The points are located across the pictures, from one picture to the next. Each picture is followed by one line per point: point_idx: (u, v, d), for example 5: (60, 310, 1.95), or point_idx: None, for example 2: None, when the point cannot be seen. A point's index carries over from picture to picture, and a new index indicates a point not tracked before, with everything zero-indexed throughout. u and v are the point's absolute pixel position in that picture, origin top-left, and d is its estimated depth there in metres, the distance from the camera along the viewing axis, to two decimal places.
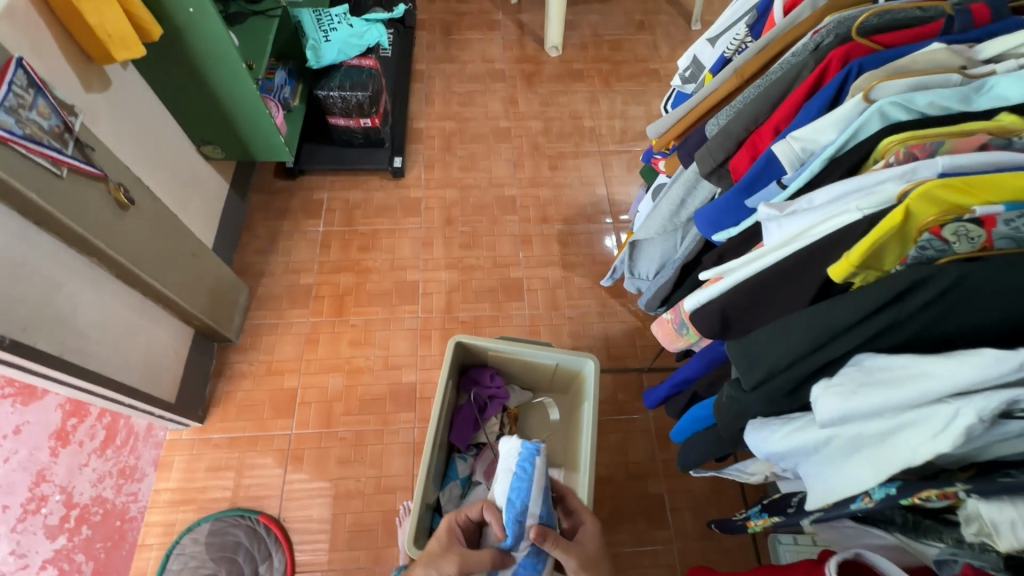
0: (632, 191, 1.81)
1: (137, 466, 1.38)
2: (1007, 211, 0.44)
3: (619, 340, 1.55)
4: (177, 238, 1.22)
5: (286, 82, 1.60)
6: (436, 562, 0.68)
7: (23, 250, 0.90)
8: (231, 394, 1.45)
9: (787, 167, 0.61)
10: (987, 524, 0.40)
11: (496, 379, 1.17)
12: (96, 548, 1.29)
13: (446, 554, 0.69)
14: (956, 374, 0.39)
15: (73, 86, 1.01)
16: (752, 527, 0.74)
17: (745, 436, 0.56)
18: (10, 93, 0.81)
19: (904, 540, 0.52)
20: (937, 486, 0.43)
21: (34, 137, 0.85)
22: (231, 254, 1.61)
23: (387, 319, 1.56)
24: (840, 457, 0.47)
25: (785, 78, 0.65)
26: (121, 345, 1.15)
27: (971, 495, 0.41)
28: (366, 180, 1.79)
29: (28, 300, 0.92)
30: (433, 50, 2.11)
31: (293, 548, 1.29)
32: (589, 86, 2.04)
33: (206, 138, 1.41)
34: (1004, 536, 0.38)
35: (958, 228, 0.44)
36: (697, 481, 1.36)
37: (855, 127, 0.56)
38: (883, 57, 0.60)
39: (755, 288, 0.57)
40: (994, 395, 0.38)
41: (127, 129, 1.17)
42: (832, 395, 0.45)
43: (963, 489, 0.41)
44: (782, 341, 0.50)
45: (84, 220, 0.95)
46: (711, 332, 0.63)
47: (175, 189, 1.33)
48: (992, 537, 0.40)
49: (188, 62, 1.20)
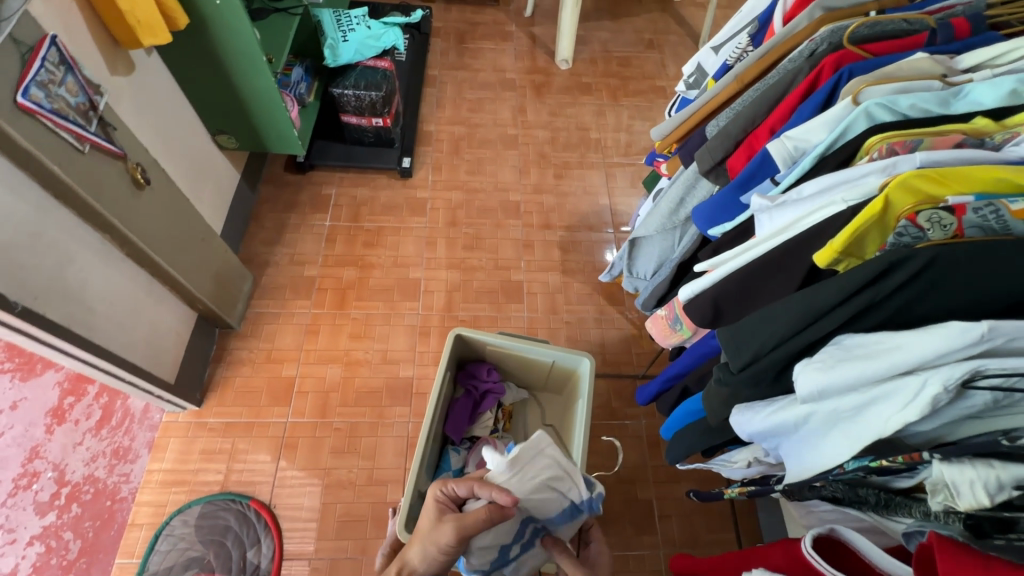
0: (634, 203, 1.85)
1: (131, 447, 1.39)
2: (975, 200, 0.46)
3: (615, 346, 1.58)
4: (188, 221, 1.25)
5: (302, 79, 1.64)
6: (433, 537, 0.68)
7: (41, 222, 0.93)
8: (229, 379, 1.46)
9: (780, 165, 0.64)
10: (949, 488, 0.41)
11: (493, 374, 1.20)
12: (85, 526, 1.31)
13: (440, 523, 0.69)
14: (924, 347, 0.42)
15: (99, 68, 1.05)
16: (728, 493, 0.76)
17: (733, 418, 0.59)
18: (43, 69, 0.85)
19: (876, 518, 0.53)
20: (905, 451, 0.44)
21: (61, 112, 0.88)
22: (237, 243, 1.63)
23: (388, 314, 1.59)
24: (820, 432, 0.50)
25: (780, 84, 0.68)
26: (127, 323, 1.17)
27: (934, 458, 0.42)
28: (374, 179, 1.82)
29: (41, 271, 0.95)
30: (447, 57, 2.16)
31: (282, 535, 1.29)
32: (597, 99, 2.09)
33: (221, 127, 1.44)
34: (964, 496, 0.40)
35: (932, 215, 0.47)
36: (686, 489, 1.37)
37: (843, 126, 0.59)
38: (872, 63, 0.64)
39: (746, 277, 0.60)
40: (959, 365, 0.41)
41: (148, 111, 1.21)
42: (813, 370, 0.48)
43: (928, 451, 0.42)
44: (767, 322, 0.52)
45: (100, 196, 0.98)
46: (703, 321, 0.66)
47: (189, 173, 1.37)
48: (953, 499, 0.41)
49: (211, 53, 1.24)
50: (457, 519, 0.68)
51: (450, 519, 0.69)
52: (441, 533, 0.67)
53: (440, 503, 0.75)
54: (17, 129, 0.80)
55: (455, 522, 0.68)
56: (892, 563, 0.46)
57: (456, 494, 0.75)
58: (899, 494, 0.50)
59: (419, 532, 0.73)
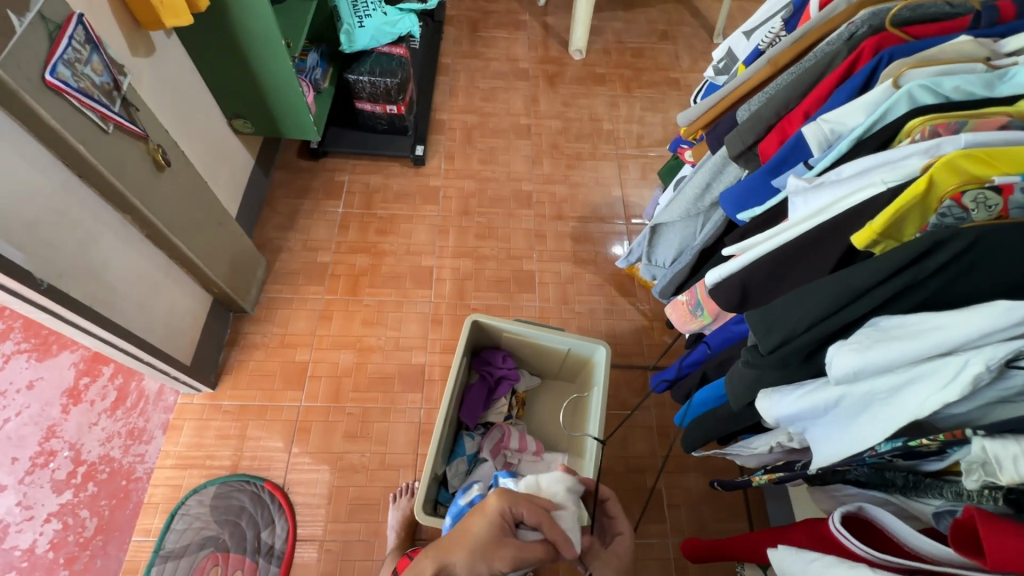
0: (646, 194, 1.85)
1: (145, 428, 1.41)
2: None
3: (626, 337, 1.58)
4: (207, 204, 1.25)
5: (317, 64, 1.64)
6: (488, 560, 0.61)
7: (65, 200, 0.94)
8: (244, 363, 1.48)
9: (815, 149, 0.65)
10: (992, 465, 0.41)
11: (508, 361, 1.21)
12: (101, 505, 1.33)
13: (498, 546, 0.62)
14: (966, 326, 0.43)
15: (121, 47, 1.05)
16: (755, 482, 0.75)
17: (761, 401, 0.59)
18: (70, 48, 0.85)
19: (902, 501, 0.55)
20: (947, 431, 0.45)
21: (86, 91, 0.88)
22: (251, 228, 1.64)
23: (400, 301, 1.59)
24: (852, 414, 0.51)
25: (819, 65, 0.69)
26: (146, 303, 1.18)
27: (976, 435, 0.42)
28: (387, 166, 1.83)
29: (66, 250, 0.96)
30: (460, 45, 2.15)
31: (296, 516, 1.31)
32: (610, 90, 2.08)
33: (237, 111, 1.44)
34: (1007, 471, 0.40)
35: (978, 196, 0.48)
36: (695, 479, 1.38)
37: (883, 109, 0.60)
38: (913, 47, 0.64)
39: (778, 261, 0.61)
40: (1002, 345, 0.41)
41: (166, 91, 1.20)
42: (848, 351, 0.49)
43: (970, 430, 0.43)
44: (800, 303, 0.53)
45: (123, 176, 0.98)
46: (729, 305, 0.67)
47: (205, 155, 1.37)
48: (995, 474, 0.41)
49: (231, 35, 1.24)
50: (518, 547, 0.62)
51: (510, 543, 0.63)
52: (498, 560, 0.61)
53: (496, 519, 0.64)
54: (44, 107, 0.81)
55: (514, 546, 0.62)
56: (924, 541, 0.45)
57: (521, 519, 0.66)
58: (930, 476, 0.51)
59: (466, 536, 0.64)
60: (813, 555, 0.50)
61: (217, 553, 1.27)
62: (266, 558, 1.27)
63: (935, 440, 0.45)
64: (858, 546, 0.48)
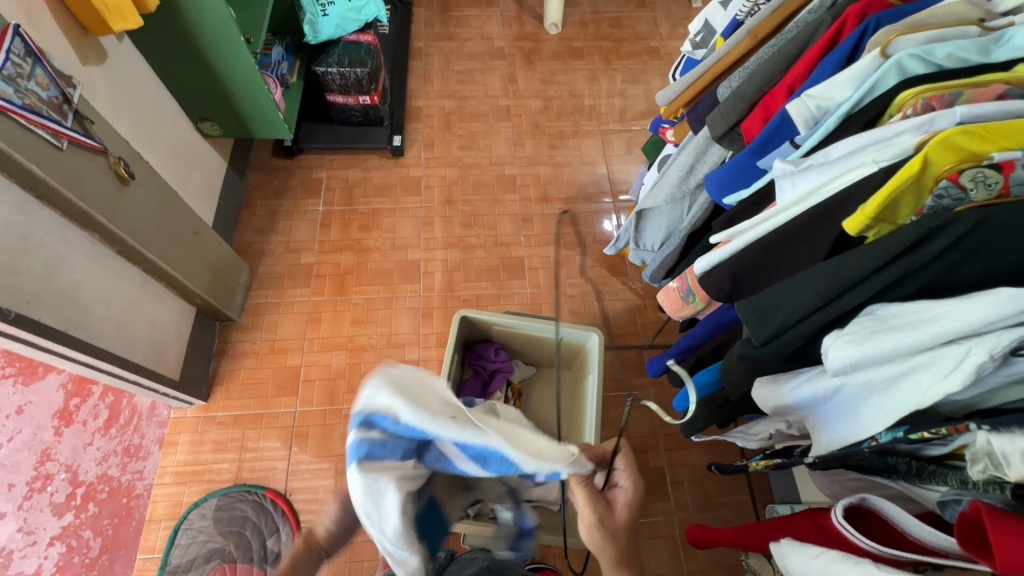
0: (631, 170, 1.81)
1: (141, 445, 1.38)
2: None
3: (619, 318, 1.56)
4: (179, 214, 1.21)
5: (283, 58, 1.57)
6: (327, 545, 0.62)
7: (26, 223, 0.90)
8: (234, 372, 1.45)
9: (801, 126, 0.62)
10: (999, 458, 0.41)
11: (501, 353, 1.19)
12: (103, 524, 1.31)
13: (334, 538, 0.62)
14: (970, 316, 0.42)
15: (70, 58, 1.00)
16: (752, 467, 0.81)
17: (757, 391, 0.61)
18: (8, 62, 0.80)
19: (909, 486, 0.57)
20: (951, 423, 0.45)
21: (33, 108, 0.83)
22: (230, 234, 1.59)
23: (389, 297, 1.56)
24: (853, 401, 0.51)
25: (801, 36, 0.67)
26: (125, 321, 1.14)
27: (982, 428, 0.42)
28: (365, 159, 1.77)
29: (33, 275, 0.92)
30: (431, 27, 2.07)
31: (300, 522, 1.31)
32: (589, 64, 2.02)
33: (204, 114, 1.39)
34: (1015, 467, 0.40)
35: (976, 174, 0.46)
36: (697, 454, 1.38)
37: (872, 82, 0.57)
38: (901, 11, 0.61)
39: (769, 249, 0.59)
40: (1006, 334, 0.41)
41: (123, 101, 1.15)
42: (845, 343, 0.48)
43: (974, 423, 0.43)
44: (793, 295, 0.52)
45: (85, 195, 0.94)
46: (720, 294, 0.65)
47: (174, 164, 1.32)
48: (1002, 470, 0.41)
49: (187, 35, 1.18)
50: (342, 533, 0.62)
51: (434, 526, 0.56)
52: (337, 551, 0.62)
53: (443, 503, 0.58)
54: None
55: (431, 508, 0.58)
56: (930, 532, 0.49)
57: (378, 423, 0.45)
58: (933, 463, 0.52)
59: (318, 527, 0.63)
60: (815, 551, 0.52)
61: (223, 565, 1.27)
62: (273, 566, 1.27)
63: (940, 431, 0.46)
64: (864, 542, 0.51)
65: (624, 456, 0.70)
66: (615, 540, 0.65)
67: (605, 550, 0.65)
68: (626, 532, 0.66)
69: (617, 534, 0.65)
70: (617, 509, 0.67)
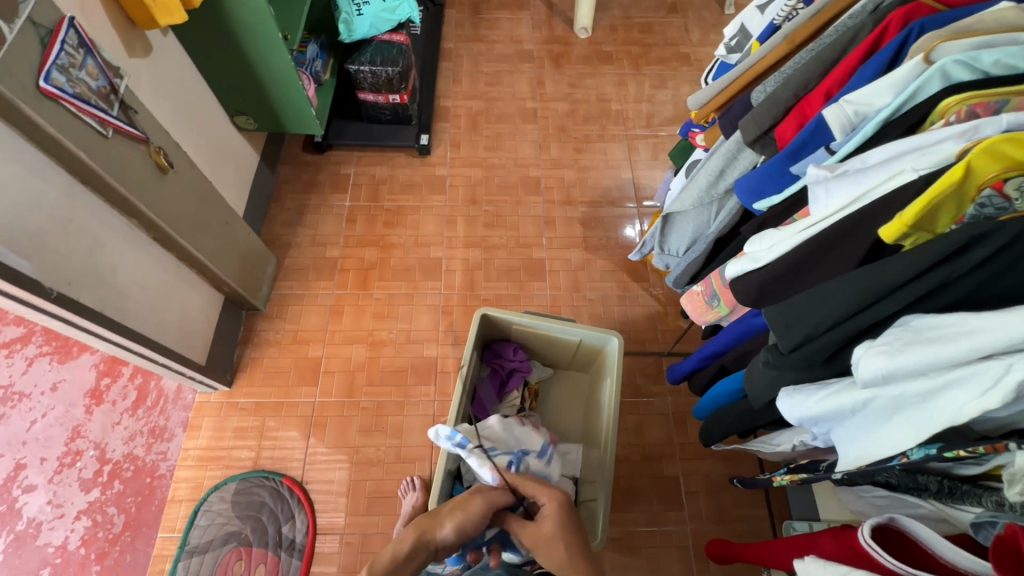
0: (657, 176, 1.80)
1: (166, 426, 1.42)
2: None
3: (639, 323, 1.55)
4: (213, 204, 1.24)
5: (317, 56, 1.60)
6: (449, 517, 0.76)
7: (71, 207, 0.94)
8: (258, 360, 1.48)
9: (837, 132, 0.61)
10: None
11: (519, 353, 1.20)
12: (128, 502, 1.35)
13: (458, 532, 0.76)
14: (1012, 330, 0.40)
15: (118, 49, 1.04)
16: (776, 482, 0.79)
17: (780, 402, 0.59)
18: (63, 53, 0.84)
19: (940, 507, 0.57)
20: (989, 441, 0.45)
21: (83, 96, 0.87)
22: (260, 224, 1.63)
23: (410, 293, 1.58)
24: (882, 415, 0.50)
25: (842, 40, 0.65)
26: (157, 305, 1.18)
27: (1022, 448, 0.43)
28: (392, 157, 1.80)
29: (75, 257, 0.96)
30: (462, 29, 2.10)
31: (315, 511, 1.33)
32: (618, 69, 2.02)
33: (240, 108, 1.43)
34: None
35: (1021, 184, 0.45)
36: (714, 466, 1.36)
37: (913, 88, 0.56)
38: (945, 17, 0.60)
39: (802, 256, 0.58)
40: None
41: (166, 92, 1.19)
42: (877, 354, 0.47)
43: (1014, 442, 0.44)
44: (822, 302, 0.52)
45: (127, 181, 0.98)
46: (747, 300, 0.66)
47: (209, 155, 1.36)
48: None
49: (227, 31, 1.22)
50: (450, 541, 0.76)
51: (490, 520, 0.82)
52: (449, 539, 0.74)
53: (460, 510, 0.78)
54: (41, 115, 0.80)
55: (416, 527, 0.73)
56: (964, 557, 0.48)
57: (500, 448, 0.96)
58: (967, 484, 0.53)
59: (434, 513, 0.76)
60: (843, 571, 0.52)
61: (240, 548, 1.29)
62: (287, 551, 1.29)
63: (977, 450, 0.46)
64: (892, 562, 0.50)
65: (530, 481, 0.81)
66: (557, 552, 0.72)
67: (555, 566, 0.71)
68: (562, 538, 0.73)
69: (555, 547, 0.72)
70: (545, 524, 0.76)
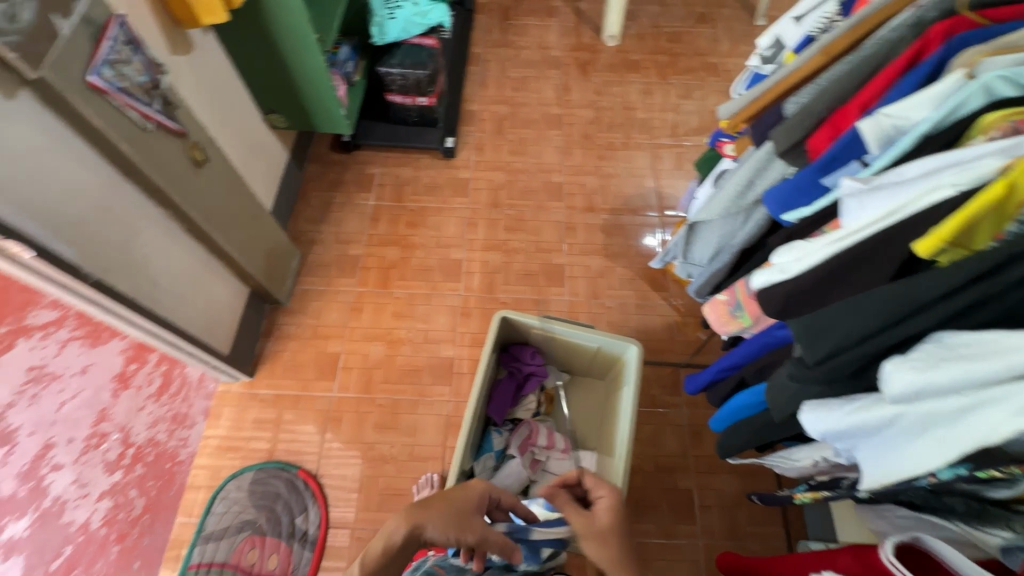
0: (680, 186, 1.79)
1: (188, 414, 1.46)
2: None
3: (657, 333, 1.54)
4: (244, 199, 1.28)
5: (349, 57, 1.62)
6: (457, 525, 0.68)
7: (111, 197, 0.97)
8: (279, 353, 1.51)
9: (873, 145, 0.61)
10: None
11: (537, 357, 1.20)
12: (148, 485, 1.38)
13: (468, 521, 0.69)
14: None
15: (161, 46, 1.08)
16: (797, 498, 0.79)
17: (801, 416, 0.58)
18: (112, 49, 0.87)
19: (963, 530, 0.56)
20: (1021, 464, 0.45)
21: (128, 91, 0.90)
22: (286, 221, 1.67)
23: (429, 294, 1.60)
24: (909, 434, 0.49)
25: (880, 53, 0.66)
26: (186, 295, 1.21)
27: None
28: (417, 159, 1.83)
29: (112, 244, 0.99)
30: (491, 34, 2.12)
31: (328, 504, 1.34)
32: (644, 77, 2.02)
33: (272, 107, 1.47)
34: None
35: None
36: (728, 481, 1.34)
37: (956, 102, 0.55)
38: (987, 33, 0.59)
39: (831, 269, 0.58)
40: None
41: (204, 89, 1.23)
42: (908, 369, 0.46)
43: None
44: (852, 315, 0.51)
45: (164, 174, 1.01)
46: (771, 311, 0.65)
47: (241, 151, 1.40)
48: None
49: (264, 32, 1.25)
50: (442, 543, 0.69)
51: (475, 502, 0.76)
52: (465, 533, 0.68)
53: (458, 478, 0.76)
54: (88, 107, 0.84)
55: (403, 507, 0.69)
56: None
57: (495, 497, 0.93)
58: (996, 506, 0.54)
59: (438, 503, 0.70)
60: None
61: (254, 537, 1.31)
62: (300, 543, 1.31)
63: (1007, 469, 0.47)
64: None
65: (590, 472, 0.80)
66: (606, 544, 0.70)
67: (603, 556, 0.70)
68: (613, 535, 0.72)
69: (604, 539, 0.71)
70: (600, 516, 0.75)
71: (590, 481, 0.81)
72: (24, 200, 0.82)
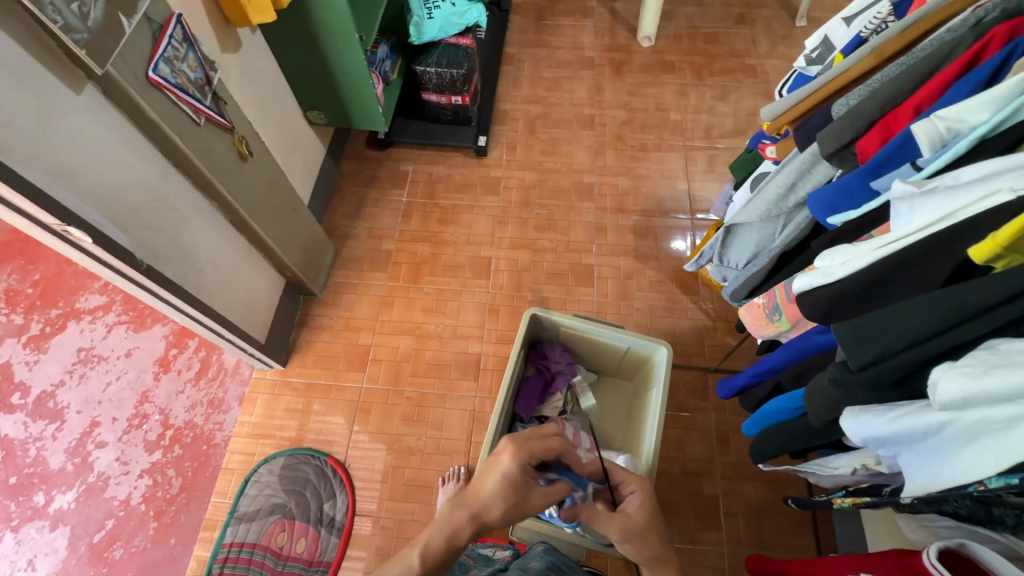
0: (713, 188, 1.76)
1: (224, 399, 1.51)
2: None
3: (686, 337, 1.53)
4: (284, 192, 1.32)
5: (387, 56, 1.66)
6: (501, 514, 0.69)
7: (163, 187, 1.02)
8: (311, 343, 1.55)
9: (926, 148, 0.60)
10: None
11: (564, 356, 1.20)
12: (185, 466, 1.44)
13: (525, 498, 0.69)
14: None
15: (212, 43, 1.12)
16: (837, 504, 0.76)
17: (843, 421, 0.58)
18: (169, 46, 0.91)
19: (1012, 540, 0.57)
20: None
21: (182, 86, 0.94)
22: (322, 215, 1.71)
23: (458, 290, 1.62)
24: (958, 441, 0.48)
25: (937, 55, 0.64)
26: (227, 284, 1.26)
27: None
28: (450, 157, 1.85)
29: (162, 232, 1.04)
30: (525, 34, 2.13)
31: (355, 492, 1.38)
32: (679, 78, 2.00)
33: (313, 104, 1.51)
34: None
35: None
36: (755, 489, 1.32)
37: (1013, 107, 0.54)
38: None
39: (879, 273, 0.57)
40: None
41: (251, 86, 1.27)
42: (958, 376, 0.46)
43: None
44: (900, 320, 0.50)
45: (213, 166, 1.05)
46: (814, 315, 0.64)
47: (282, 146, 1.44)
48: None
49: (309, 31, 1.29)
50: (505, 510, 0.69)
51: (537, 490, 0.70)
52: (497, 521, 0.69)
53: (512, 474, 0.69)
54: (146, 101, 0.88)
55: (470, 510, 0.68)
56: None
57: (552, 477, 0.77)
58: None
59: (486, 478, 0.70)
60: None
61: (283, 520, 1.36)
62: (327, 528, 1.34)
63: None
64: None
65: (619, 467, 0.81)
66: (641, 539, 0.72)
67: (641, 552, 0.72)
68: (651, 530, 0.73)
69: (641, 534, 0.72)
70: (634, 512, 0.75)
71: (621, 477, 0.82)
72: (87, 189, 0.86)
